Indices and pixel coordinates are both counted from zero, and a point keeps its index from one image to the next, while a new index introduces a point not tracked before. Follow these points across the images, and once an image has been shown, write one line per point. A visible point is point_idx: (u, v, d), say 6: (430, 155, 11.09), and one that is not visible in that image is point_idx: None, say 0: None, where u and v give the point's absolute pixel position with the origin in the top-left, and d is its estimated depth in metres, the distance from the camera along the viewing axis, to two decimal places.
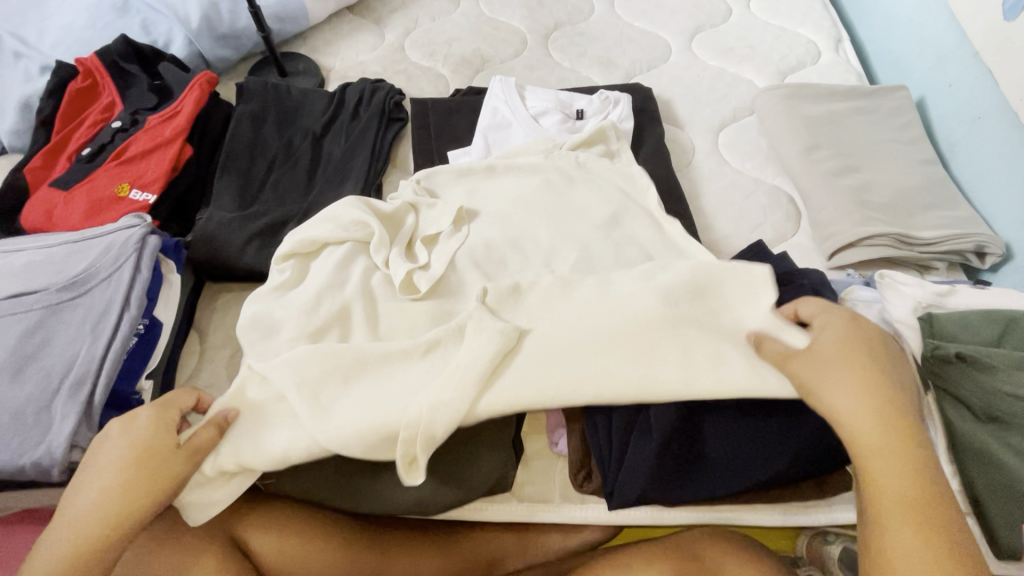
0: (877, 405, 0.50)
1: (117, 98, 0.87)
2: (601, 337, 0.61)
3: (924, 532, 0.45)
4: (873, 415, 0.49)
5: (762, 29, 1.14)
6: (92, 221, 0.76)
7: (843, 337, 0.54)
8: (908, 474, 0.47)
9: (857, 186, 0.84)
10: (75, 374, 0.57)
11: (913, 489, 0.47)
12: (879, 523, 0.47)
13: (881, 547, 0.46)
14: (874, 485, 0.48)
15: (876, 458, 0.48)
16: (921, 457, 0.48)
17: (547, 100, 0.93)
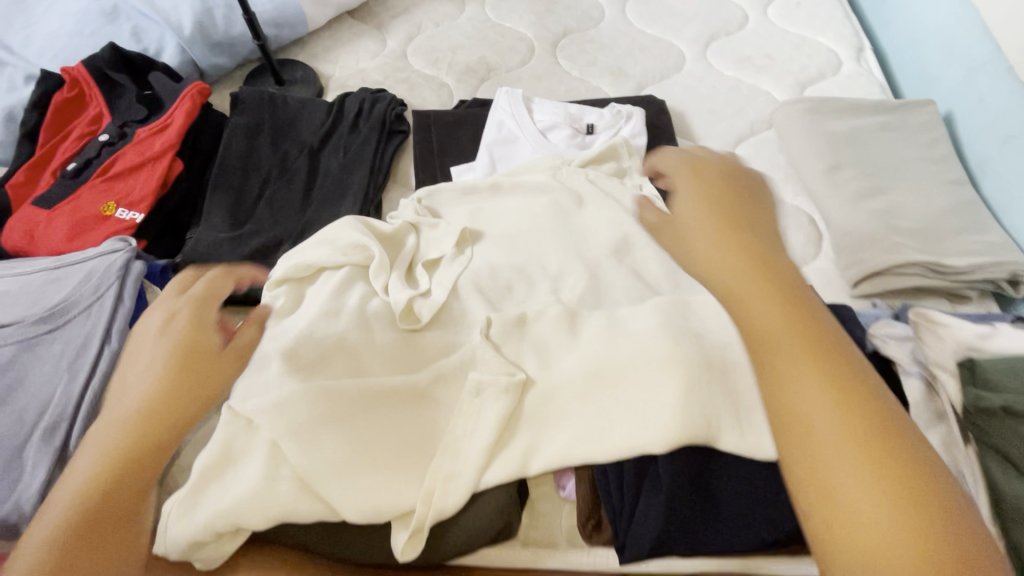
0: (781, 299, 0.42)
1: (104, 109, 0.83)
2: (613, 384, 0.57)
3: (851, 431, 0.36)
4: (772, 302, 0.42)
5: (780, 37, 1.09)
6: (76, 242, 0.72)
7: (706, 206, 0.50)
8: (814, 368, 0.39)
9: (883, 210, 0.79)
10: (50, 417, 0.53)
11: (828, 385, 0.38)
12: (796, 435, 0.37)
13: (804, 459, 0.37)
14: (780, 391, 0.39)
15: (777, 349, 0.40)
16: (825, 349, 0.40)
17: (555, 113, 0.88)
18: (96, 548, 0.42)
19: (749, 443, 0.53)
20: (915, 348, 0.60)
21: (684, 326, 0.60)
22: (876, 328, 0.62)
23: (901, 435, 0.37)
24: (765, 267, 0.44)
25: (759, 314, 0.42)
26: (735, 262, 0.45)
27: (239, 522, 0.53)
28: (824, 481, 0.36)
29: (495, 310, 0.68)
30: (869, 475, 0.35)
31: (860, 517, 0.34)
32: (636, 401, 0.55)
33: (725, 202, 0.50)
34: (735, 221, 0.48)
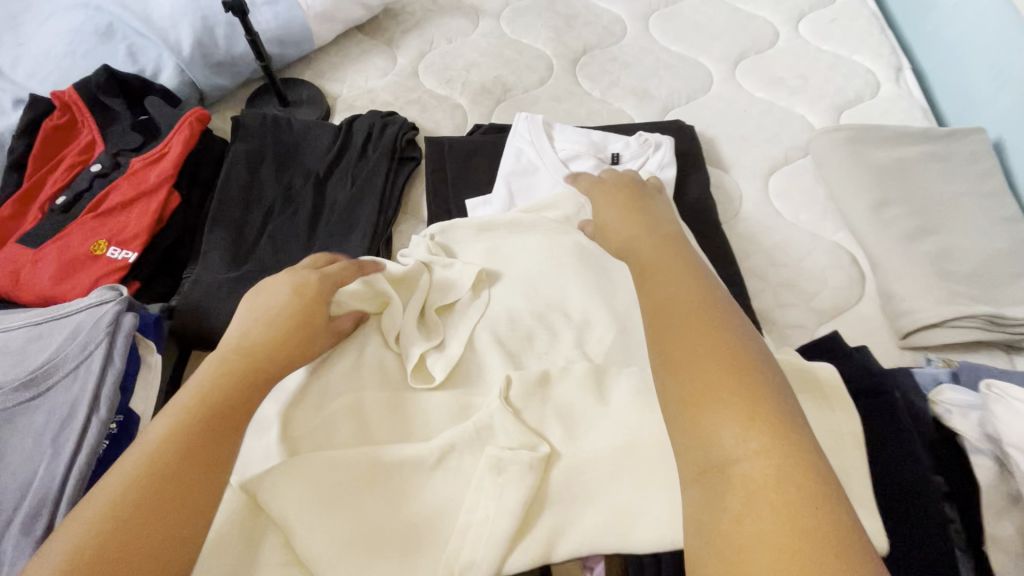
0: (676, 276, 0.47)
1: (97, 137, 0.78)
2: (651, 463, 0.52)
3: (724, 368, 0.39)
4: (670, 280, 0.47)
5: (815, 55, 1.03)
6: (64, 285, 0.67)
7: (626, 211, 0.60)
8: (691, 320, 0.43)
9: (933, 253, 0.73)
10: (30, 500, 0.48)
11: (703, 335, 0.41)
12: (677, 387, 0.40)
13: (683, 402, 0.39)
14: (666, 350, 0.42)
15: (663, 313, 0.44)
16: (711, 308, 0.44)
17: (578, 141, 0.82)
18: (163, 515, 0.38)
19: None
20: (982, 421, 0.54)
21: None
22: (938, 392, 0.58)
23: (771, 373, 0.40)
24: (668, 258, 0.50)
25: (654, 288, 0.47)
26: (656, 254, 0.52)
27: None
28: (705, 420, 0.37)
29: (515, 365, 0.62)
30: (737, 406, 0.37)
31: (731, 447, 0.36)
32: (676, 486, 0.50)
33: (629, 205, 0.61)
34: (647, 222, 0.57)
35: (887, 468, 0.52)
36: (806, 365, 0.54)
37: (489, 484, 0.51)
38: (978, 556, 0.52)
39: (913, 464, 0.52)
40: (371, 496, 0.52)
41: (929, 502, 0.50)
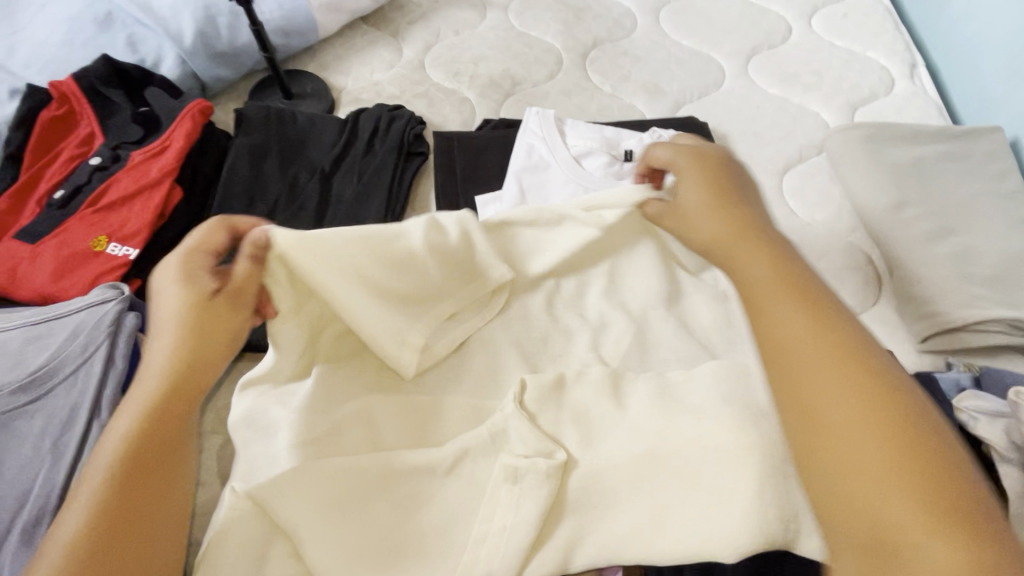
0: (811, 316, 0.41)
1: (96, 129, 0.75)
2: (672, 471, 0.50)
3: (886, 440, 0.35)
4: (802, 320, 0.41)
5: (828, 51, 1.01)
6: (63, 282, 0.65)
7: (711, 210, 0.53)
8: (842, 377, 0.38)
9: (953, 254, 0.72)
10: (32, 508, 0.46)
11: (859, 397, 0.37)
12: (830, 461, 0.36)
13: (838, 477, 0.35)
14: (812, 411, 0.37)
15: (803, 362, 0.39)
16: (861, 360, 0.39)
17: (590, 137, 0.80)
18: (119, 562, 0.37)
19: None
20: (1010, 427, 0.53)
21: (756, 403, 0.52)
22: (962, 400, 0.56)
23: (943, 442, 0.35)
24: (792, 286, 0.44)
25: (783, 329, 0.41)
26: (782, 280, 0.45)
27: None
28: (873, 503, 0.34)
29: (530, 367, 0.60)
30: (909, 479, 0.34)
31: (904, 528, 0.33)
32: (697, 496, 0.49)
33: (720, 207, 0.53)
34: (746, 230, 0.50)
35: None
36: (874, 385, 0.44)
37: (506, 490, 0.50)
38: None
39: None
40: (381, 503, 0.51)
41: None
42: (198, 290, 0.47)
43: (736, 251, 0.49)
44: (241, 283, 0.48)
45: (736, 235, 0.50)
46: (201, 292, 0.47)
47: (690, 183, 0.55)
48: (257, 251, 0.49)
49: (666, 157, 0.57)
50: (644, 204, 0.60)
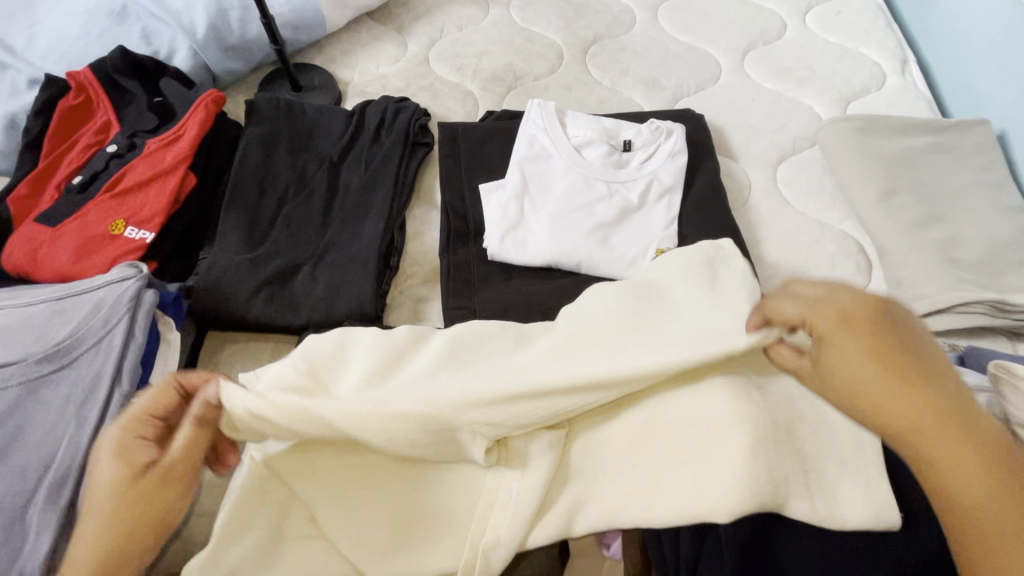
0: (912, 389, 0.43)
1: (112, 118, 0.78)
2: (666, 437, 0.53)
3: (990, 482, 0.40)
4: (907, 398, 0.42)
5: (822, 47, 1.04)
6: (82, 264, 0.67)
7: (879, 374, 0.43)
8: (951, 436, 0.41)
9: (941, 240, 0.75)
10: (56, 470, 0.48)
11: (962, 449, 0.41)
12: (956, 507, 0.41)
13: (963, 518, 0.40)
14: (928, 468, 0.42)
15: (911, 433, 0.42)
16: (954, 411, 0.42)
17: (591, 128, 0.82)
18: None
19: (820, 511, 0.49)
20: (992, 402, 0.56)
21: (747, 376, 0.54)
22: None
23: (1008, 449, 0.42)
24: (887, 354, 0.44)
25: (888, 407, 0.43)
26: (882, 352, 0.44)
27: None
28: (991, 531, 0.40)
29: None
30: None
31: None
32: (687, 462, 0.51)
33: (885, 374, 0.43)
34: (909, 385, 0.43)
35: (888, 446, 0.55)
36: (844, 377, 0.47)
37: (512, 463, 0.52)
38: None
39: None
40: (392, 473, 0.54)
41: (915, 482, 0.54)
42: (130, 465, 0.45)
43: (903, 415, 0.42)
44: (173, 460, 0.45)
45: (902, 390, 0.43)
46: (131, 467, 0.45)
47: (846, 343, 0.44)
48: (206, 412, 0.47)
49: (797, 314, 0.47)
50: (772, 348, 0.49)
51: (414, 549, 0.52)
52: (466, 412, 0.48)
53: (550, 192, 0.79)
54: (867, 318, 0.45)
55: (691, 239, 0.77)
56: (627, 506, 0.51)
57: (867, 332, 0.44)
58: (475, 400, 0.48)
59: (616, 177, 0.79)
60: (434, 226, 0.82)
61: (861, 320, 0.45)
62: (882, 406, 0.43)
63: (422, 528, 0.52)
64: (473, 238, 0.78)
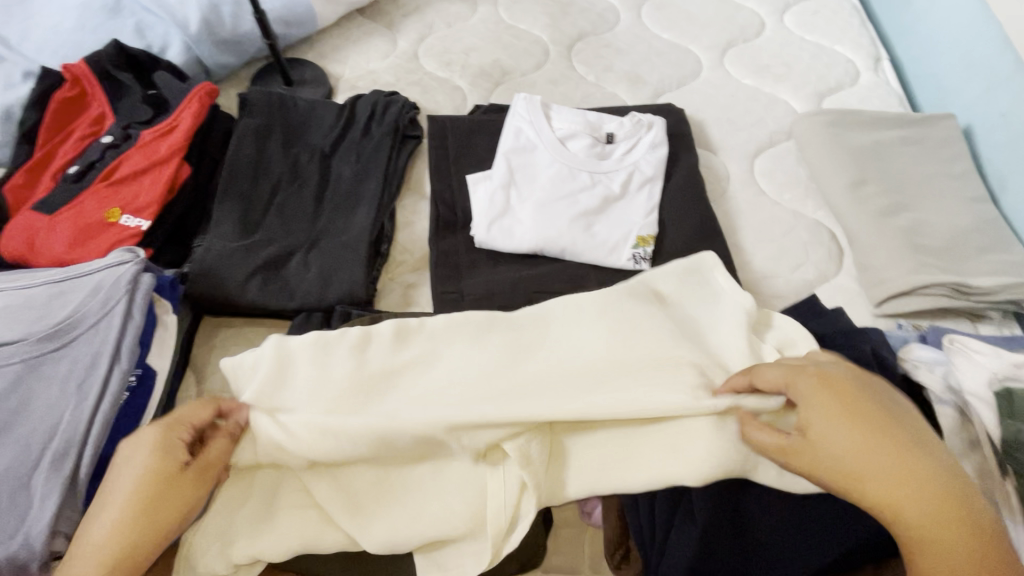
0: (900, 463, 0.45)
1: (107, 110, 0.80)
2: (644, 410, 0.56)
3: (967, 554, 0.43)
4: (892, 471, 0.45)
5: (798, 45, 1.08)
6: (79, 250, 0.69)
7: (869, 452, 0.46)
8: (930, 510, 0.44)
9: (906, 227, 0.79)
10: (59, 442, 0.50)
11: (940, 520, 0.44)
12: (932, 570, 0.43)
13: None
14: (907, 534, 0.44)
15: (893, 503, 0.45)
16: (938, 485, 0.45)
17: (575, 121, 0.85)
18: None
19: (784, 477, 0.54)
20: (946, 373, 0.58)
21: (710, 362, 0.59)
22: (905, 352, 0.61)
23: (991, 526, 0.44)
24: (873, 429, 0.47)
25: (872, 479, 0.45)
26: (868, 426, 0.47)
27: (257, 552, 0.53)
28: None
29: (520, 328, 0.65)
30: None
31: None
32: (664, 435, 0.56)
33: (875, 451, 0.46)
34: (902, 465, 0.45)
35: None
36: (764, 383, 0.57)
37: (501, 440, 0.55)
38: None
39: None
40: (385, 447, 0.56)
41: None
42: (172, 462, 0.50)
43: (884, 487, 0.45)
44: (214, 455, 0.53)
45: (892, 471, 0.45)
46: (175, 464, 0.50)
47: (836, 423, 0.47)
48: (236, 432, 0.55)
49: (780, 380, 0.52)
50: (751, 430, 0.52)
51: (408, 519, 0.55)
52: (462, 427, 0.54)
53: (536, 182, 0.81)
54: (856, 395, 0.48)
55: (671, 227, 0.80)
56: (605, 480, 0.56)
57: (855, 409, 0.48)
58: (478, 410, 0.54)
59: (599, 168, 0.82)
60: (423, 216, 0.85)
61: (845, 389, 0.49)
62: (866, 485, 0.45)
63: (422, 498, 0.56)
64: (462, 227, 0.80)
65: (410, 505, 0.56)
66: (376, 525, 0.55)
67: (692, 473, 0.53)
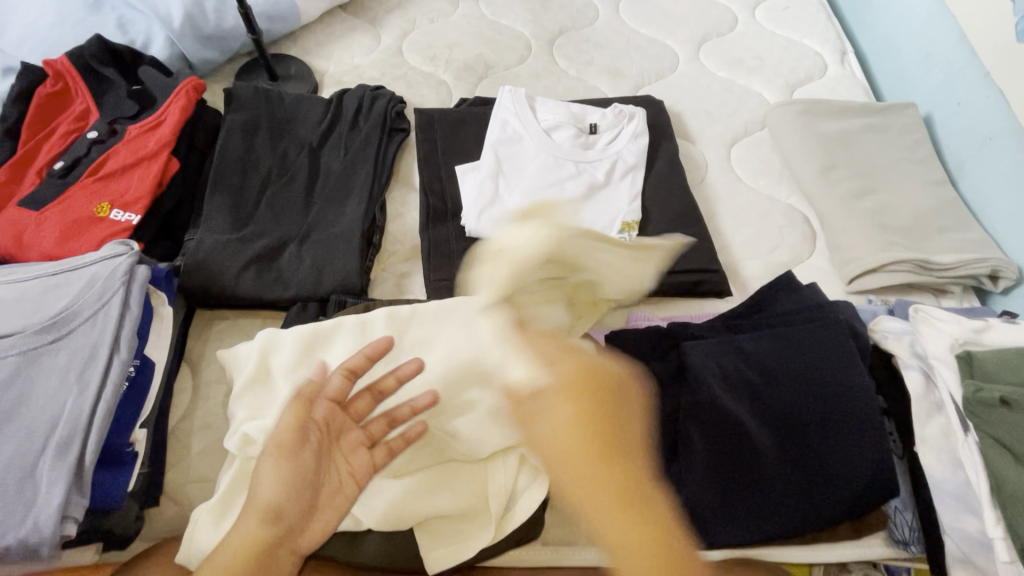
0: (576, 425, 0.53)
1: (91, 105, 0.79)
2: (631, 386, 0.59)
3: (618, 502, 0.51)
4: (565, 454, 0.53)
5: (769, 39, 1.12)
6: (69, 245, 0.69)
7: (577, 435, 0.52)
8: (573, 450, 0.52)
9: (872, 209, 0.84)
10: (62, 431, 0.51)
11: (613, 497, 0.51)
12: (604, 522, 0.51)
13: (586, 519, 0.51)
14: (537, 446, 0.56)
15: (564, 479, 0.53)
16: (635, 486, 0.53)
17: (559, 112, 0.88)
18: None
19: (765, 443, 0.58)
20: (913, 341, 0.63)
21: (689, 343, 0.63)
22: (876, 323, 0.66)
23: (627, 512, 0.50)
24: (590, 407, 0.54)
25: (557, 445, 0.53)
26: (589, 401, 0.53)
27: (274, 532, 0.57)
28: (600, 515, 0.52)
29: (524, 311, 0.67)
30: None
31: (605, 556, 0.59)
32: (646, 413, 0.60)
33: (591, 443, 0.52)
34: (566, 394, 0.54)
35: (839, 389, 0.60)
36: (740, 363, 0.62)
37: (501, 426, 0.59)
38: (909, 457, 0.63)
39: (855, 383, 0.60)
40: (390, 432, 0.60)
41: (869, 418, 0.59)
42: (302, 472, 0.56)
43: (530, 403, 0.56)
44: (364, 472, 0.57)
45: (563, 399, 0.53)
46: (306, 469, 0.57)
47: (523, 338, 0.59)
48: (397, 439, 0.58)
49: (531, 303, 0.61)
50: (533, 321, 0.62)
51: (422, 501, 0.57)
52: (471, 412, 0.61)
53: (523, 172, 0.84)
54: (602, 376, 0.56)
55: (653, 213, 0.84)
56: None
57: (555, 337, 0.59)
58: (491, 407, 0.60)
59: (584, 157, 0.85)
60: (413, 207, 0.86)
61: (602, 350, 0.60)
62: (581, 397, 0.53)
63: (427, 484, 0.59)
64: (451, 217, 0.82)
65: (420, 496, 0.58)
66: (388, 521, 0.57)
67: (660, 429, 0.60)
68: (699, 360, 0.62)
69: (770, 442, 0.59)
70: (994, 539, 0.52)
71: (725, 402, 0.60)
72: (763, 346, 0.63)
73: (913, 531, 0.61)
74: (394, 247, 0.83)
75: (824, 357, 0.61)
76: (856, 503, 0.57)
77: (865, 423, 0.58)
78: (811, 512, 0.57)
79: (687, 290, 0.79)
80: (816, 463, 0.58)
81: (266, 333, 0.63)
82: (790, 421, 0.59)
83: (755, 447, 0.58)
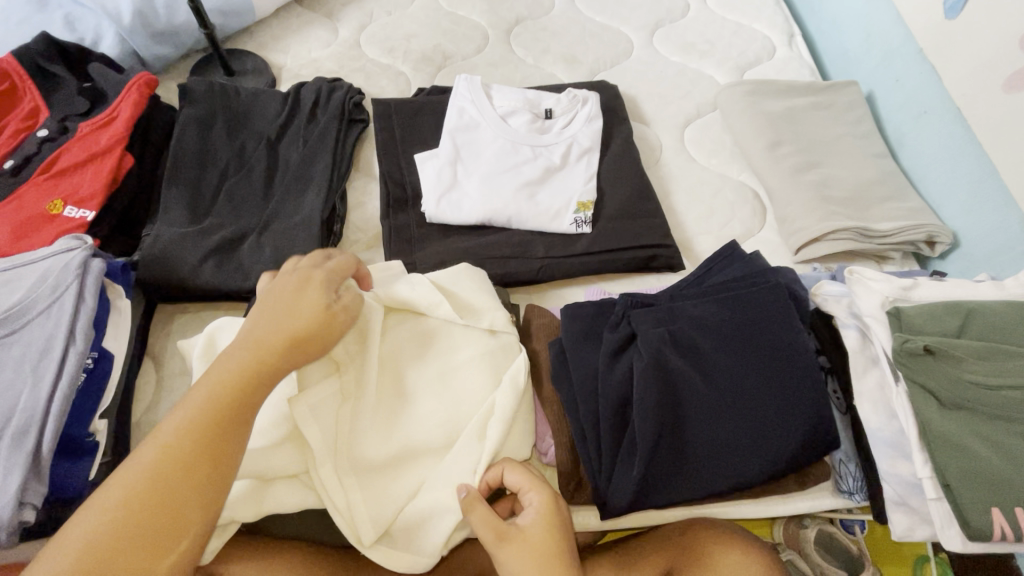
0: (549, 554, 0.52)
1: (41, 103, 0.79)
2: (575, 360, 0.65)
3: None
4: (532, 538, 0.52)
5: (720, 24, 1.15)
6: (22, 244, 0.69)
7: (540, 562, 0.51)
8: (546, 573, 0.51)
9: (817, 182, 0.88)
10: (17, 421, 0.51)
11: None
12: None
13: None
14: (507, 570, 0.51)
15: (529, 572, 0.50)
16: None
17: (514, 99, 0.89)
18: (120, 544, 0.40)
19: (715, 400, 0.61)
20: (850, 303, 0.67)
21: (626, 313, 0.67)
22: (817, 289, 0.69)
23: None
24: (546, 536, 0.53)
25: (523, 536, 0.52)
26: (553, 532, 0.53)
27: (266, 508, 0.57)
28: None
29: (484, 291, 0.69)
30: None
31: None
32: (591, 383, 0.63)
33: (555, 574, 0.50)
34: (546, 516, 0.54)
35: (776, 352, 0.63)
36: (685, 327, 0.65)
37: (461, 406, 0.62)
38: (851, 413, 0.66)
39: (794, 346, 0.64)
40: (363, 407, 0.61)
41: (808, 377, 0.62)
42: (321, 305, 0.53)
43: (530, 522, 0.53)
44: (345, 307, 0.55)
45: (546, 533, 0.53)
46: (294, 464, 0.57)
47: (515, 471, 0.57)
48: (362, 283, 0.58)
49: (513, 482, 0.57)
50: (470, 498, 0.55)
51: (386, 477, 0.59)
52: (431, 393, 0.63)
53: (480, 158, 0.85)
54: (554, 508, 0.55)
55: (608, 193, 0.86)
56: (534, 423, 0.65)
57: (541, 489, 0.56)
58: (436, 389, 0.63)
59: (539, 141, 0.87)
60: (374, 196, 0.87)
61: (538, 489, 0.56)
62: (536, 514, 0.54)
63: (406, 456, 0.60)
64: (412, 204, 0.84)
65: (397, 466, 0.60)
66: (369, 501, 0.58)
67: (613, 392, 0.62)
68: (644, 327, 0.65)
69: (715, 404, 0.61)
70: (922, 478, 0.57)
71: (673, 364, 0.63)
72: (709, 311, 0.65)
73: (856, 481, 0.65)
74: (356, 236, 0.84)
75: (761, 320, 0.65)
76: (794, 460, 0.60)
77: (803, 382, 0.62)
78: (757, 465, 0.60)
79: (641, 266, 0.82)
80: (760, 419, 0.61)
81: (225, 320, 0.65)
82: (735, 379, 0.62)
83: (702, 407, 0.61)
